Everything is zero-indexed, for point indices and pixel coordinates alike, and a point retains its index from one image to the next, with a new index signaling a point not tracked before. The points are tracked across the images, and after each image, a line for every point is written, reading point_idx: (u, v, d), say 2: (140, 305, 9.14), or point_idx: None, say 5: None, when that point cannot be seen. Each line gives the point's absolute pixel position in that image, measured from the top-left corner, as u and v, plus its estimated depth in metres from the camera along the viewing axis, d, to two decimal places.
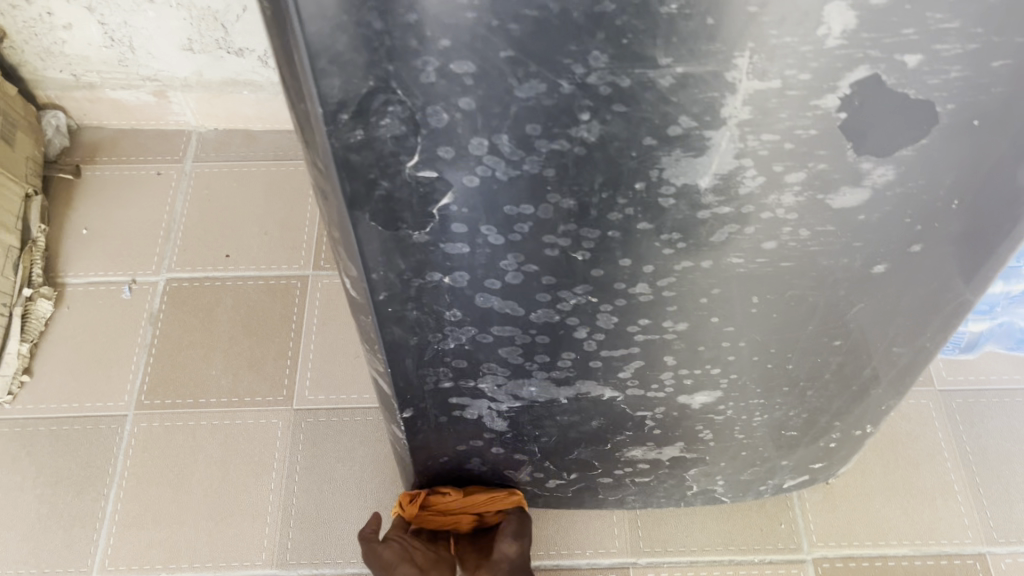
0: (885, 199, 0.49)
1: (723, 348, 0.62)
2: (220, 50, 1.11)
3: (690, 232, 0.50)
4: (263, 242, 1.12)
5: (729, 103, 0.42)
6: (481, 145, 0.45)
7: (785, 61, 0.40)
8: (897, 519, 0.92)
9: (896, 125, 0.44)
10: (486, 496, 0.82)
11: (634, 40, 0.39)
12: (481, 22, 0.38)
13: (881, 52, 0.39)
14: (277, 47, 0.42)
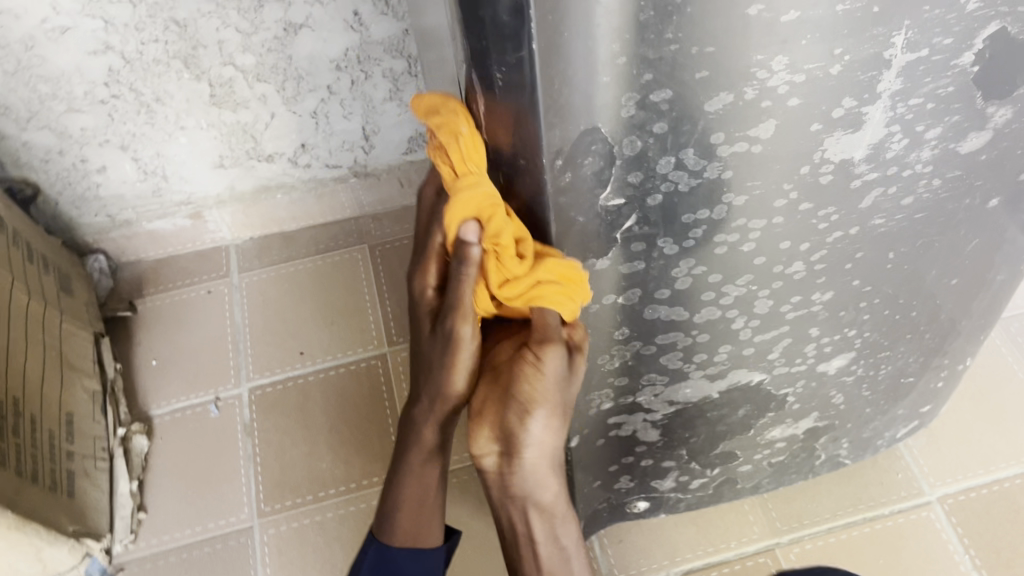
0: (1004, 136, 0.55)
1: (860, 309, 0.67)
2: (251, 160, 1.14)
3: (844, 204, 0.56)
4: (332, 332, 1.15)
5: (885, 79, 0.48)
6: (668, 163, 0.50)
7: (932, 31, 0.46)
8: (998, 444, 0.97)
9: (1015, 67, 0.50)
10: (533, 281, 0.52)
11: (814, 38, 0.45)
12: (681, 51, 0.44)
13: (1009, 7, 0.46)
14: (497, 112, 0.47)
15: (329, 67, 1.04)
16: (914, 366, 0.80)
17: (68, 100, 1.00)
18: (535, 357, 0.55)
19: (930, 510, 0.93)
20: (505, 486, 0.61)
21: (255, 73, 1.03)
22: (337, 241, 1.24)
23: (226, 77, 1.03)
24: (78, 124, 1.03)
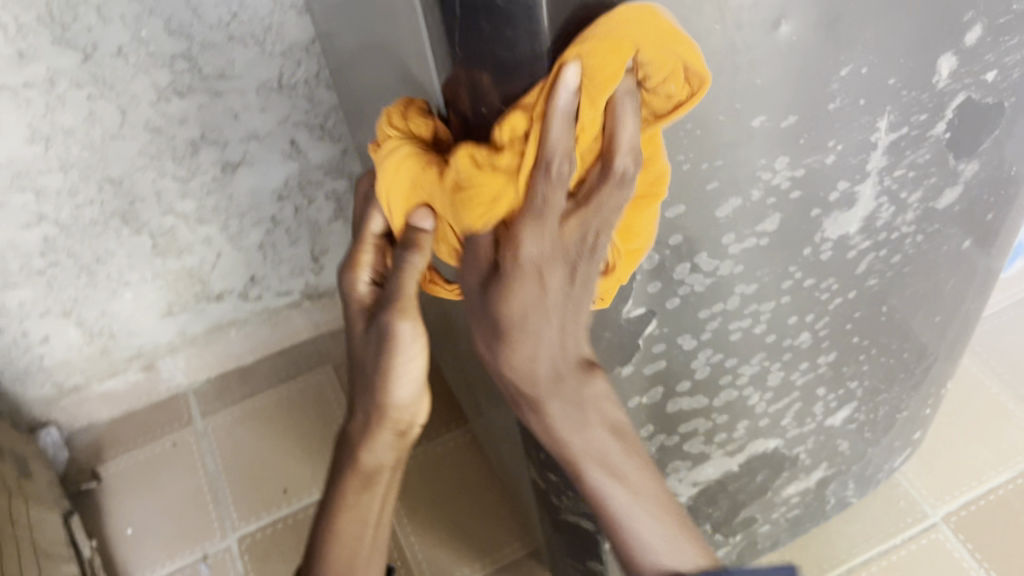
0: (973, 186, 0.59)
1: (859, 361, 0.69)
2: (200, 302, 1.11)
3: (842, 273, 0.58)
4: (313, 463, 1.11)
5: (873, 159, 0.51)
6: (684, 269, 0.51)
7: (911, 110, 0.49)
8: (981, 454, 1.02)
9: (980, 128, 0.54)
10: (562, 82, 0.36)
11: (811, 135, 0.47)
12: (694, 168, 0.45)
13: (973, 79, 0.49)
14: None
15: (271, 199, 1.03)
16: (905, 401, 0.83)
17: (3, 276, 0.95)
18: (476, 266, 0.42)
19: (938, 531, 0.96)
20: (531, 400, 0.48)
21: (197, 217, 1.01)
22: (297, 367, 1.21)
23: (168, 225, 1.00)
24: (16, 299, 0.98)
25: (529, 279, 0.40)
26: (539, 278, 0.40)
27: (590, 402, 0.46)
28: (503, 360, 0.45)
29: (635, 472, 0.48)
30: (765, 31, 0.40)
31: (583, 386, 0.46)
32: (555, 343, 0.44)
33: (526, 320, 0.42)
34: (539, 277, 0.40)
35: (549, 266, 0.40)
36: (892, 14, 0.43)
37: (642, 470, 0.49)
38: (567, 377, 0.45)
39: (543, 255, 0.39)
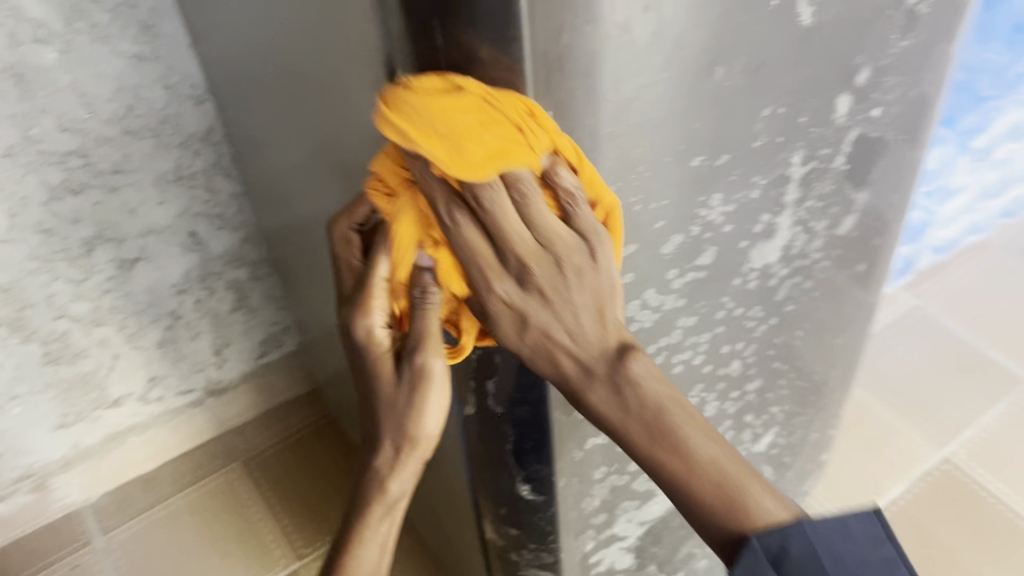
0: (864, 214, 0.66)
1: (779, 385, 0.75)
2: (95, 410, 1.05)
3: (765, 301, 0.63)
4: (231, 566, 1.03)
5: (788, 191, 0.56)
6: (636, 307, 0.54)
7: (817, 146, 0.55)
8: (877, 469, 1.10)
9: (869, 160, 0.61)
10: (402, 135, 0.40)
11: (740, 172, 0.52)
12: (646, 207, 0.49)
13: (862, 116, 0.57)
14: None
15: (171, 293, 1.00)
16: (815, 423, 0.89)
17: None
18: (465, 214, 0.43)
19: None
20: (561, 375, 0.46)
21: (91, 319, 0.96)
22: (205, 468, 1.13)
23: (61, 331, 0.95)
24: None
25: (495, 298, 0.45)
26: (509, 296, 0.44)
27: (633, 392, 0.44)
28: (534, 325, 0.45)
29: (700, 446, 0.44)
30: (703, 78, 0.45)
31: (619, 376, 0.44)
32: (562, 341, 0.45)
33: (521, 333, 0.45)
34: (510, 294, 0.44)
35: (518, 282, 0.44)
36: (801, 60, 0.49)
37: (712, 445, 0.44)
38: (595, 368, 0.45)
39: (500, 278, 0.44)
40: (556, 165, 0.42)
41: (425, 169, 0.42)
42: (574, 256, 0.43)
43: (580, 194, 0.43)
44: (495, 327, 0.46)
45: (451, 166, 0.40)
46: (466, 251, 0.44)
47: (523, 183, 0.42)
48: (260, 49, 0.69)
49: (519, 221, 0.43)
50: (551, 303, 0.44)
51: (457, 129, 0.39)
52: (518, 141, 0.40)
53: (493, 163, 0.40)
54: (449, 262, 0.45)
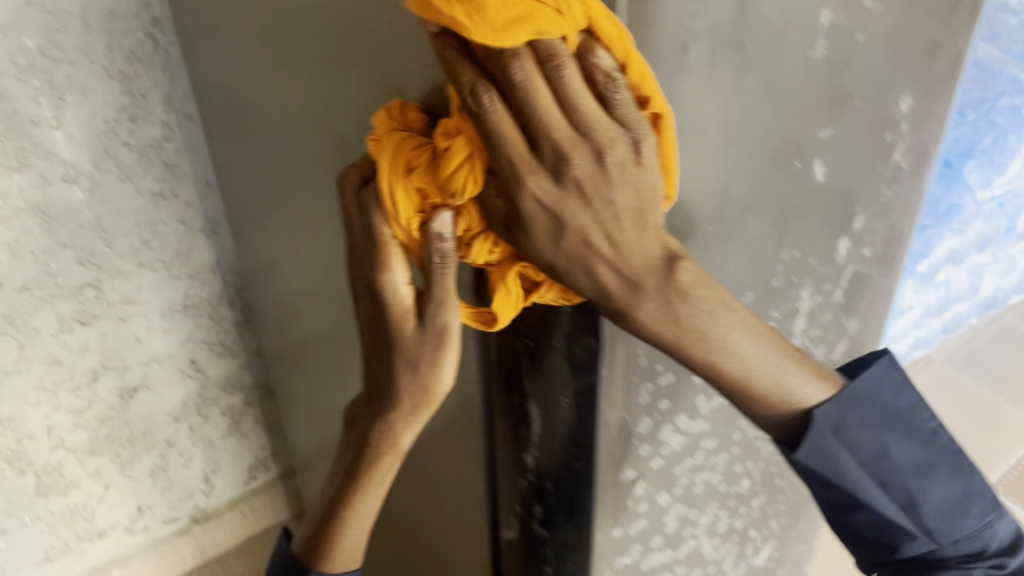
0: (854, 340, 0.73)
1: (777, 499, 0.80)
2: (80, 542, 1.02)
3: None
4: None
5: (796, 322, 0.63)
6: (669, 430, 0.59)
7: (821, 282, 0.62)
8: None
9: (860, 291, 0.68)
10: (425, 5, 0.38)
11: (760, 307, 0.58)
12: None
13: (856, 255, 0.64)
14: (553, 431, 0.53)
15: (167, 420, 1.00)
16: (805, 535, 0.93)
17: None
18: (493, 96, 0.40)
19: None
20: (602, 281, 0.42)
21: (87, 449, 0.96)
22: None
23: (55, 462, 0.94)
24: None
25: (528, 194, 0.41)
26: (544, 195, 0.41)
27: (681, 304, 0.42)
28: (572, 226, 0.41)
29: (755, 352, 0.45)
30: (738, 228, 0.51)
31: (669, 288, 0.42)
32: (603, 245, 0.42)
33: (556, 239, 0.42)
34: (544, 192, 0.41)
35: (553, 177, 0.40)
36: (814, 210, 0.56)
37: (758, 344, 0.45)
38: (643, 280, 0.42)
39: (536, 170, 0.40)
40: (591, 46, 0.39)
41: (453, 47, 0.40)
42: (617, 146, 0.40)
43: (622, 79, 0.40)
44: (526, 237, 0.42)
45: (472, 24, 0.37)
46: (497, 139, 0.40)
47: (559, 60, 0.39)
48: (288, 185, 0.74)
49: (556, 105, 0.39)
50: (590, 200, 0.40)
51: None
52: (547, 8, 0.37)
53: (518, 27, 0.37)
54: (464, 168, 0.42)
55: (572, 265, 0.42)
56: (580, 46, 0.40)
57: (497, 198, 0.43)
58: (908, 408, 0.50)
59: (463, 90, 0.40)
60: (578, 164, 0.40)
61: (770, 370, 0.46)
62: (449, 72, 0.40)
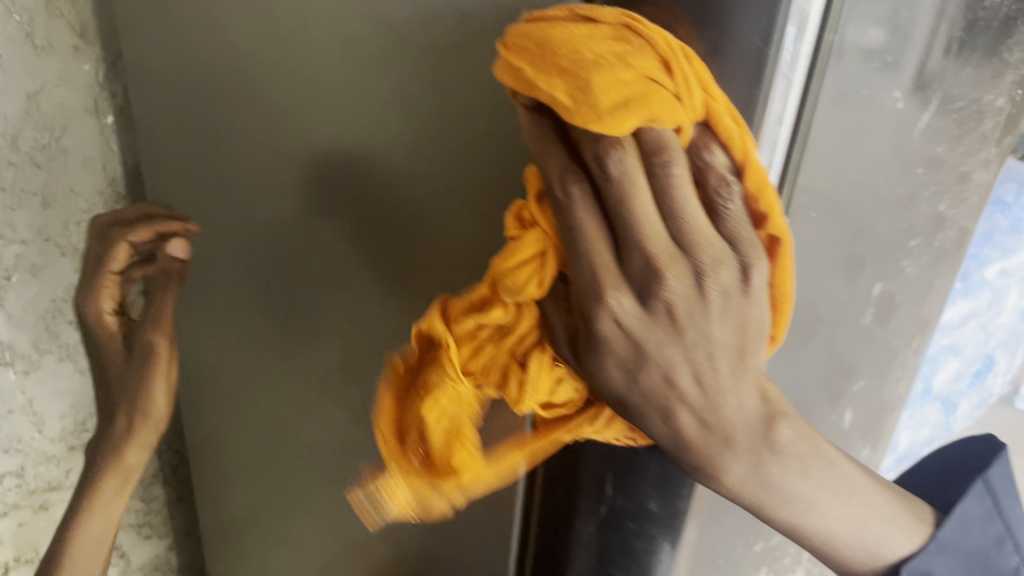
0: None
1: None
2: None
3: None
4: None
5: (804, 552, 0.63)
6: None
7: None
8: None
9: None
10: (520, 77, 0.29)
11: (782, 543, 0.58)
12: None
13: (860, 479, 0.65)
14: None
15: None
16: None
17: None
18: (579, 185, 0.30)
19: None
20: (683, 428, 0.33)
21: None
22: None
23: None
24: None
25: (605, 314, 0.31)
26: (625, 318, 0.31)
27: (773, 464, 0.34)
28: (655, 359, 0.32)
29: (839, 503, 0.35)
30: None
31: (763, 446, 0.33)
32: (688, 387, 0.32)
33: (633, 373, 0.32)
34: (627, 316, 0.31)
35: (641, 298, 0.31)
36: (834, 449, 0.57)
37: (853, 504, 0.36)
38: (736, 436, 0.33)
39: (622, 286, 0.31)
40: (705, 141, 0.30)
41: (545, 129, 0.31)
42: (723, 273, 0.30)
43: (735, 187, 0.30)
44: (596, 367, 0.33)
45: (573, 104, 0.27)
46: (577, 246, 0.31)
47: (668, 157, 0.29)
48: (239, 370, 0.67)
49: (655, 209, 0.30)
50: (682, 333, 0.31)
51: (586, 58, 0.27)
52: (669, 95, 0.28)
53: (630, 111, 0.27)
54: (530, 266, 0.32)
55: (642, 405, 0.33)
56: (692, 140, 0.30)
57: (564, 310, 0.33)
58: (997, 546, 0.41)
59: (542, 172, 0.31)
60: (677, 290, 0.30)
61: (860, 529, 0.36)
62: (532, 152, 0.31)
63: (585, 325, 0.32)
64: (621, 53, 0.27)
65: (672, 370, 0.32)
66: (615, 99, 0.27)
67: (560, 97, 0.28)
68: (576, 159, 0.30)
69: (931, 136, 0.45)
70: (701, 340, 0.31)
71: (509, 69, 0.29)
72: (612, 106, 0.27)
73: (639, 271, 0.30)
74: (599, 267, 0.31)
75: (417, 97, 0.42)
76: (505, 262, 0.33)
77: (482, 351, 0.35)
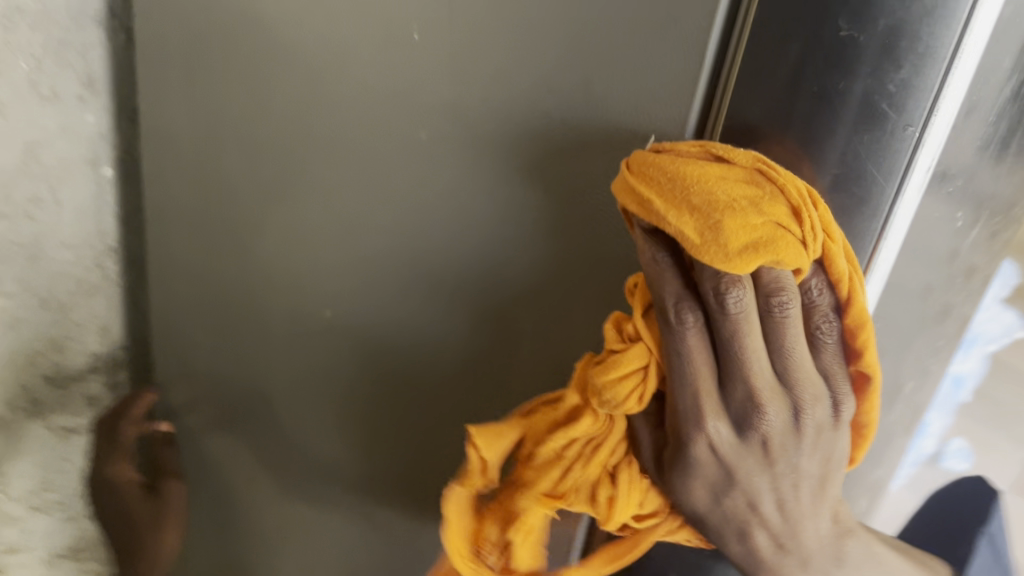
0: None
1: None
2: None
3: None
4: None
5: None
6: None
7: None
8: None
9: None
10: (645, 207, 0.29)
11: None
12: None
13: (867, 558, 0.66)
14: None
15: None
16: None
17: None
18: (691, 313, 0.30)
19: None
20: (759, 548, 0.33)
21: None
22: None
23: None
24: None
25: (701, 441, 0.31)
26: (721, 444, 0.31)
27: (838, 572, 0.35)
28: (744, 482, 0.32)
29: None
30: None
31: (831, 557, 0.34)
32: (769, 508, 0.33)
33: (718, 495, 0.32)
34: (722, 442, 0.31)
35: (738, 427, 0.31)
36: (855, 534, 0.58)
37: None
38: (809, 551, 0.34)
39: (720, 413, 0.31)
40: (815, 280, 0.30)
41: (660, 252, 0.30)
42: (818, 409, 0.31)
43: (836, 324, 0.30)
44: (680, 487, 0.33)
45: (701, 242, 0.28)
46: (680, 371, 0.30)
47: (787, 297, 0.28)
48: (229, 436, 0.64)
49: (763, 346, 0.30)
50: (773, 463, 0.32)
51: (720, 201, 0.28)
52: (793, 238, 0.28)
53: (757, 255, 0.27)
54: (630, 381, 0.32)
55: (723, 526, 0.33)
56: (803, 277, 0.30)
57: (655, 415, 0.33)
58: None
59: (652, 290, 0.30)
60: (776, 423, 0.30)
61: None
62: (645, 270, 0.30)
63: (674, 446, 0.32)
64: (748, 196, 0.28)
65: (759, 494, 0.32)
66: (743, 242, 0.27)
67: (685, 233, 0.28)
68: (689, 285, 0.30)
69: (982, 252, 0.46)
70: (789, 467, 0.32)
71: (632, 200, 0.30)
72: (739, 248, 0.27)
73: (740, 402, 0.30)
74: (702, 394, 0.31)
75: (469, 197, 0.40)
76: (607, 373, 0.31)
77: (575, 470, 0.34)
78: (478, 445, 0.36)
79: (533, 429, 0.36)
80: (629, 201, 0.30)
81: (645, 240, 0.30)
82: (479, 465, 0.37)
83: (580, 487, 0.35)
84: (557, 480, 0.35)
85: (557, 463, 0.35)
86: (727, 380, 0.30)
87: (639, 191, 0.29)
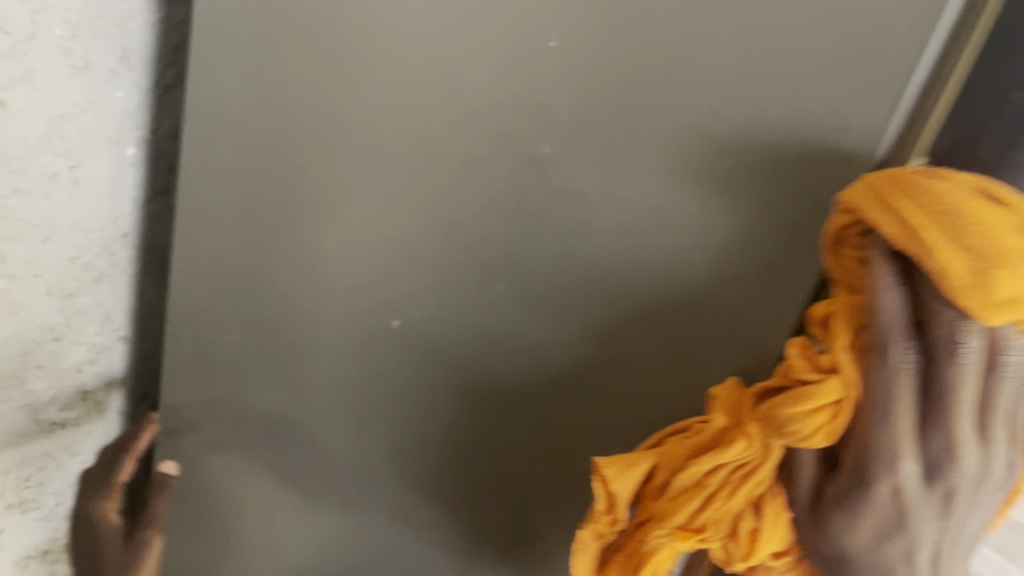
0: None
1: None
2: None
3: None
4: None
5: None
6: None
7: None
8: None
9: None
10: (908, 234, 0.31)
11: None
12: None
13: None
14: None
15: None
16: None
17: None
18: (904, 352, 0.32)
19: None
20: None
21: None
22: None
23: None
24: None
25: (891, 482, 0.33)
26: (907, 488, 0.33)
27: None
28: (915, 527, 0.33)
29: None
30: None
31: None
32: (927, 559, 0.34)
33: (881, 538, 0.34)
34: (910, 487, 0.32)
35: (929, 471, 0.32)
36: None
37: None
38: None
39: (915, 455, 0.32)
40: None
41: (898, 281, 0.32)
42: (998, 470, 0.32)
43: None
44: (846, 523, 0.34)
45: (959, 285, 0.29)
46: (889, 403, 0.32)
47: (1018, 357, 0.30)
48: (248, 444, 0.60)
49: (973, 399, 0.31)
50: (949, 514, 0.33)
51: (994, 243, 0.29)
52: None
53: (1014, 306, 0.29)
54: (821, 416, 0.33)
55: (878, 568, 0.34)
56: None
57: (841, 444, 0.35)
58: None
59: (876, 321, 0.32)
60: (963, 475, 0.32)
61: None
62: (877, 295, 0.32)
63: (855, 479, 0.34)
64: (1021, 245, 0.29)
65: (922, 543, 0.33)
66: (1005, 292, 0.28)
67: (946, 272, 0.29)
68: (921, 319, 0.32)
69: None
70: (960, 520, 0.33)
71: (892, 218, 0.31)
72: (997, 301, 0.29)
73: (933, 451, 0.32)
74: (900, 436, 0.32)
75: (611, 205, 0.39)
76: (795, 406, 0.33)
77: (723, 500, 0.36)
78: (608, 475, 0.38)
79: (674, 457, 0.37)
80: (885, 220, 0.31)
81: (886, 262, 0.32)
82: (608, 493, 0.38)
83: (721, 519, 0.36)
84: (697, 511, 0.36)
85: (703, 492, 0.36)
86: (926, 425, 0.32)
87: (904, 211, 0.31)
